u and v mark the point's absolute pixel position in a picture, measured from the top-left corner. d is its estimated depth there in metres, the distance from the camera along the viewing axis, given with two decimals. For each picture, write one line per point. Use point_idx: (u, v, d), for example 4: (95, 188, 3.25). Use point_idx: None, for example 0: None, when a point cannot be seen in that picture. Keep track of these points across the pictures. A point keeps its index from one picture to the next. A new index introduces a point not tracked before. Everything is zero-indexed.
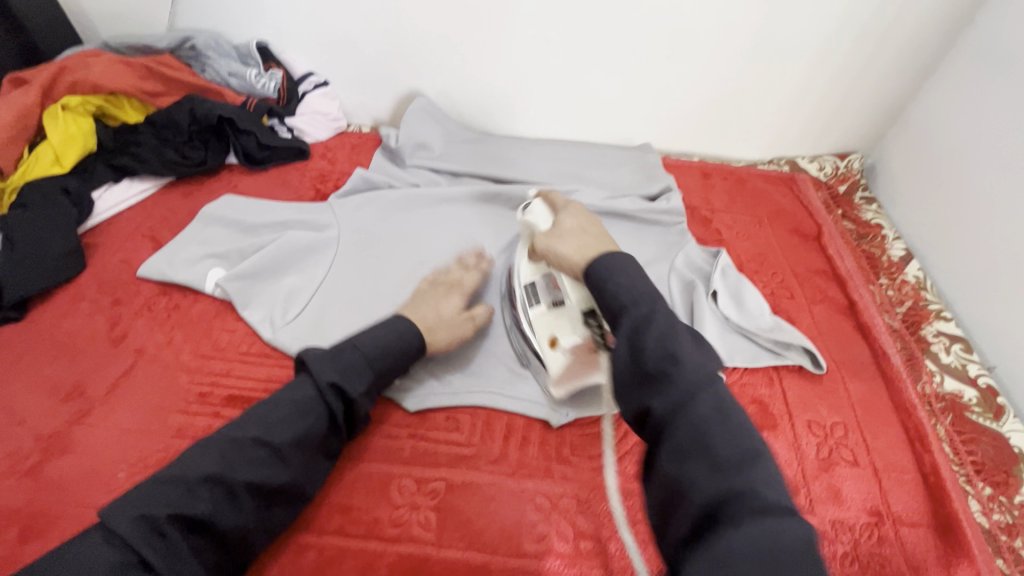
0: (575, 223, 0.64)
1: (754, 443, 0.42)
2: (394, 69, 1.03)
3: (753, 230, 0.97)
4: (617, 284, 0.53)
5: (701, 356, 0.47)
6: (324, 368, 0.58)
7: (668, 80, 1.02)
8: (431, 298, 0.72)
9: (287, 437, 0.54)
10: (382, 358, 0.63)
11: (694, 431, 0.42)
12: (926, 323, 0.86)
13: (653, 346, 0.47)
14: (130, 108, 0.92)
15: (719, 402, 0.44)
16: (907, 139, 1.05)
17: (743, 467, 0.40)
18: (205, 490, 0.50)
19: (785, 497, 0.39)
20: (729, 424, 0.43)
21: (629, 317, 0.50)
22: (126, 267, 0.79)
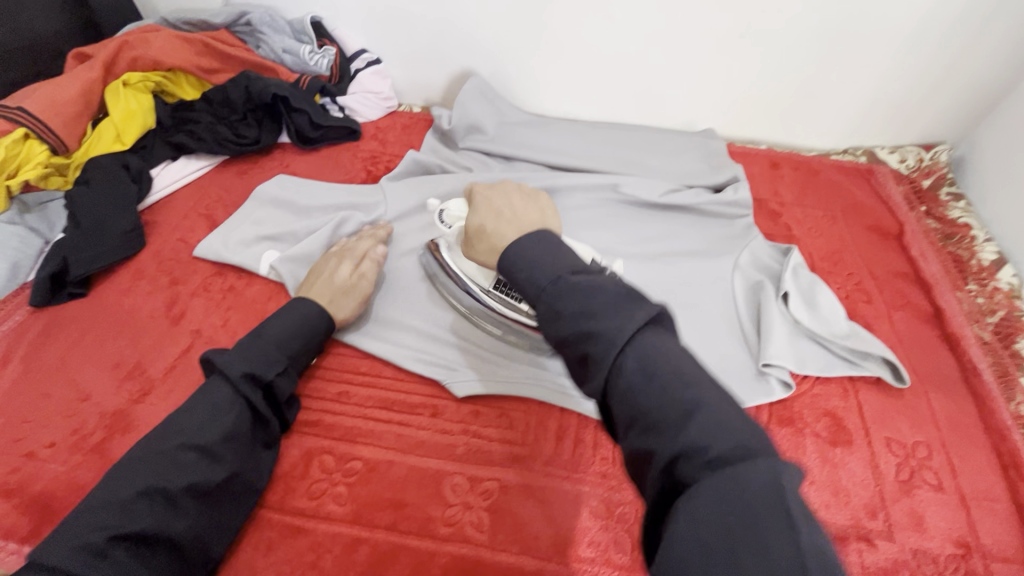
0: (475, 226, 0.60)
1: (692, 386, 0.36)
2: (448, 47, 0.99)
3: (825, 227, 0.90)
4: (524, 272, 0.45)
5: (622, 311, 0.39)
6: (232, 362, 0.58)
7: (740, 61, 0.95)
8: (326, 271, 0.71)
9: (215, 435, 0.54)
10: (291, 340, 0.63)
11: (635, 404, 0.36)
12: (1021, 336, 0.78)
13: (566, 318, 0.41)
14: (186, 84, 0.92)
15: (646, 355, 0.38)
16: (1006, 129, 0.94)
17: (685, 424, 0.34)
18: (143, 505, 0.49)
19: (739, 437, 0.33)
20: (660, 377, 0.36)
21: (541, 303, 0.43)
22: (183, 245, 0.80)
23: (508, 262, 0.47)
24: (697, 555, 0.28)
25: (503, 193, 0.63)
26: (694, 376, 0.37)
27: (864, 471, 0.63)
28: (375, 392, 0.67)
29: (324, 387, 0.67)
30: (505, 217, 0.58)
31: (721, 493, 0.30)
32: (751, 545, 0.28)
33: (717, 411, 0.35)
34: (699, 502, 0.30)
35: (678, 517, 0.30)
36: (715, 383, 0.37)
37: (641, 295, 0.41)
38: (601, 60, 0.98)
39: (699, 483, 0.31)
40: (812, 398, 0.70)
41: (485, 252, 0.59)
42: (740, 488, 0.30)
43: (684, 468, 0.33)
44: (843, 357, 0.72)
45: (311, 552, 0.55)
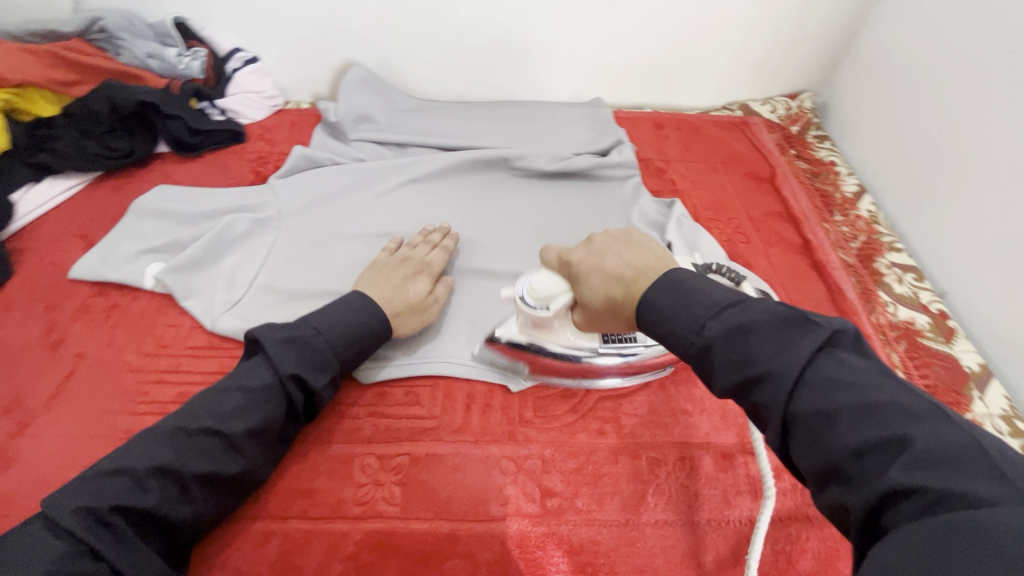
0: (600, 296, 0.54)
1: (885, 420, 0.35)
2: (326, 39, 0.97)
3: (707, 178, 0.96)
4: (670, 327, 0.47)
5: (784, 348, 0.41)
6: (284, 359, 0.57)
7: (614, 29, 0.99)
8: (394, 277, 0.70)
9: (239, 428, 0.54)
10: (348, 349, 0.62)
11: (818, 447, 0.37)
12: (879, 256, 0.87)
13: (723, 365, 0.43)
14: (42, 100, 0.86)
15: (823, 392, 0.38)
16: (857, 72, 1.04)
17: (886, 465, 0.34)
18: (154, 482, 0.50)
19: (960, 480, 0.31)
20: (840, 411, 0.37)
21: (695, 353, 0.46)
22: (57, 269, 0.75)
23: (648, 316, 0.49)
24: None
25: (607, 250, 0.56)
26: (889, 407, 0.36)
27: None
28: None
29: None
30: (629, 278, 0.52)
31: (929, 546, 0.29)
32: None
33: (930, 445, 0.33)
34: (896, 551, 0.30)
35: (876, 562, 0.31)
36: (933, 414, 0.35)
37: (807, 324, 0.42)
38: (482, 39, 0.99)
39: (902, 534, 0.31)
40: None
41: (622, 320, 0.54)
42: (955, 543, 0.29)
43: (891, 516, 0.33)
44: None
45: (219, 552, 0.55)
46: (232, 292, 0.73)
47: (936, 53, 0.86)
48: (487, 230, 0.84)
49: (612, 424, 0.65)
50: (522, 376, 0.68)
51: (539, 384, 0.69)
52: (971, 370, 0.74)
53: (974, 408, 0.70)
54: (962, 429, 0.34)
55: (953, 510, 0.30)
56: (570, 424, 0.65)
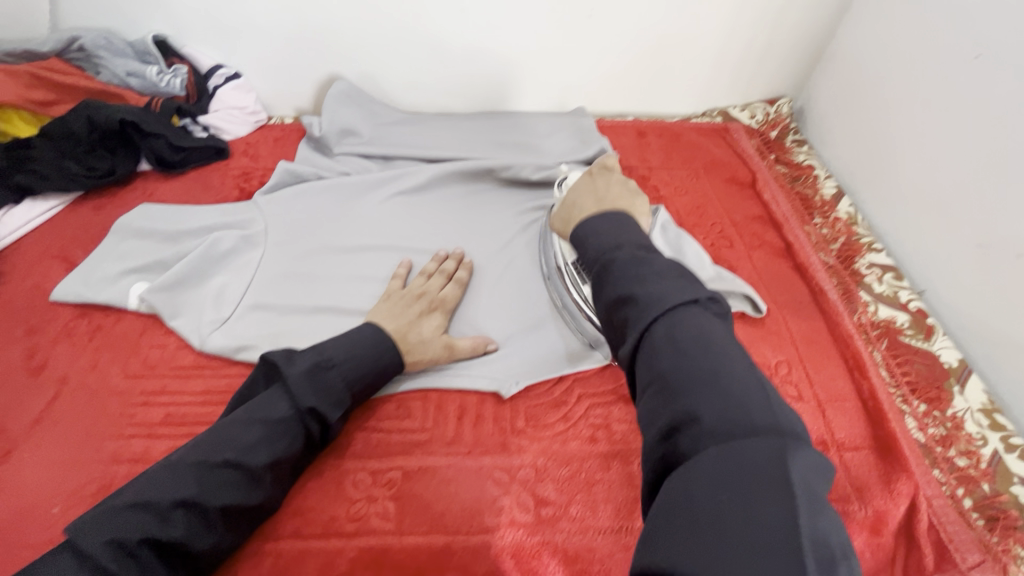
0: (570, 198, 0.73)
1: (713, 359, 0.43)
2: (309, 54, 0.98)
3: (689, 184, 0.98)
4: (596, 242, 0.58)
5: (663, 288, 0.48)
6: (303, 392, 0.57)
7: (595, 39, 1.01)
8: (410, 311, 0.69)
9: (261, 461, 0.54)
10: (362, 382, 0.62)
11: (658, 367, 0.44)
12: (859, 257, 0.89)
13: (619, 279, 0.51)
14: (21, 122, 0.85)
15: (679, 327, 0.45)
16: (832, 77, 1.06)
17: (702, 390, 0.41)
18: (178, 515, 0.49)
19: (750, 411, 0.39)
20: (690, 348, 0.43)
21: (602, 263, 0.55)
22: (38, 292, 0.74)
23: (584, 226, 0.61)
24: (689, 503, 0.35)
25: (606, 180, 0.74)
26: (720, 352, 0.43)
27: None
28: None
29: (212, 412, 0.65)
30: (591, 196, 0.70)
31: (723, 459, 0.36)
32: (741, 505, 0.34)
33: (735, 384, 0.41)
34: (700, 462, 0.37)
35: (683, 471, 0.37)
36: (743, 364, 0.43)
37: (692, 283, 0.48)
38: (464, 52, 1.00)
39: (701, 459, 0.37)
40: None
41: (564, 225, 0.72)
42: (737, 456, 0.36)
43: (687, 436, 0.39)
44: None
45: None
46: (218, 309, 0.72)
47: (908, 58, 0.89)
48: (474, 240, 0.84)
49: (603, 430, 0.66)
50: (512, 382, 0.68)
51: (530, 393, 0.69)
52: (950, 365, 0.76)
53: (955, 403, 0.72)
54: (759, 379, 0.42)
55: (739, 432, 0.37)
56: (562, 433, 0.65)
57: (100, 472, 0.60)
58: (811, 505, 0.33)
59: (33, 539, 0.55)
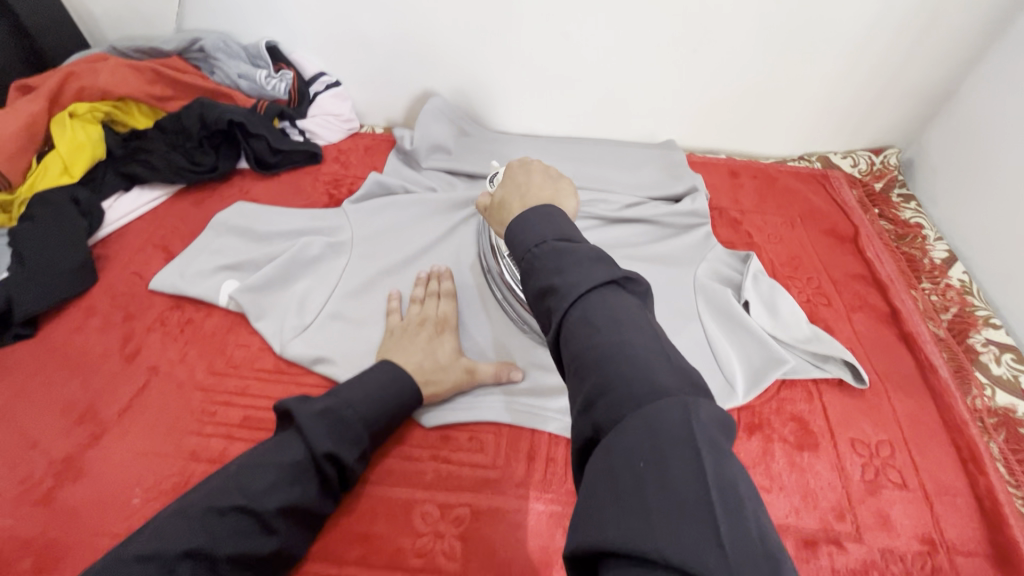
0: (500, 196, 0.57)
1: (625, 327, 0.37)
2: (407, 67, 0.99)
3: (785, 232, 0.92)
4: (526, 223, 0.46)
5: (584, 268, 0.40)
6: (319, 435, 0.55)
7: (694, 75, 0.97)
8: (419, 341, 0.68)
9: (275, 506, 0.51)
10: (377, 419, 0.59)
11: (573, 351, 0.37)
12: (973, 332, 0.81)
13: (540, 270, 0.42)
14: (139, 113, 0.90)
15: (597, 305, 0.38)
16: (951, 132, 0.98)
17: (608, 364, 0.35)
18: (184, 568, 0.46)
19: (659, 378, 0.34)
20: (599, 326, 0.37)
21: (525, 262, 0.44)
22: (138, 279, 0.77)
23: (511, 225, 0.47)
24: (612, 495, 0.30)
25: (531, 172, 0.59)
26: (629, 316, 0.38)
27: (831, 473, 0.64)
28: None
29: None
30: (528, 194, 0.55)
31: (644, 442, 0.31)
32: (660, 491, 0.29)
33: (641, 352, 0.36)
34: (616, 453, 0.31)
35: (601, 459, 0.32)
36: (645, 321, 0.38)
37: (607, 259, 0.41)
38: (557, 76, 0.99)
39: (618, 434, 0.32)
40: (779, 403, 0.70)
41: (496, 223, 0.58)
42: (653, 435, 0.31)
43: (599, 408, 0.34)
44: (807, 362, 0.74)
45: None
46: (297, 317, 0.73)
47: None
48: None
49: None
50: None
51: None
52: None
53: None
54: (661, 339, 0.37)
55: (649, 406, 0.32)
56: None
57: (179, 468, 0.61)
58: (724, 468, 0.30)
59: (111, 528, 0.56)
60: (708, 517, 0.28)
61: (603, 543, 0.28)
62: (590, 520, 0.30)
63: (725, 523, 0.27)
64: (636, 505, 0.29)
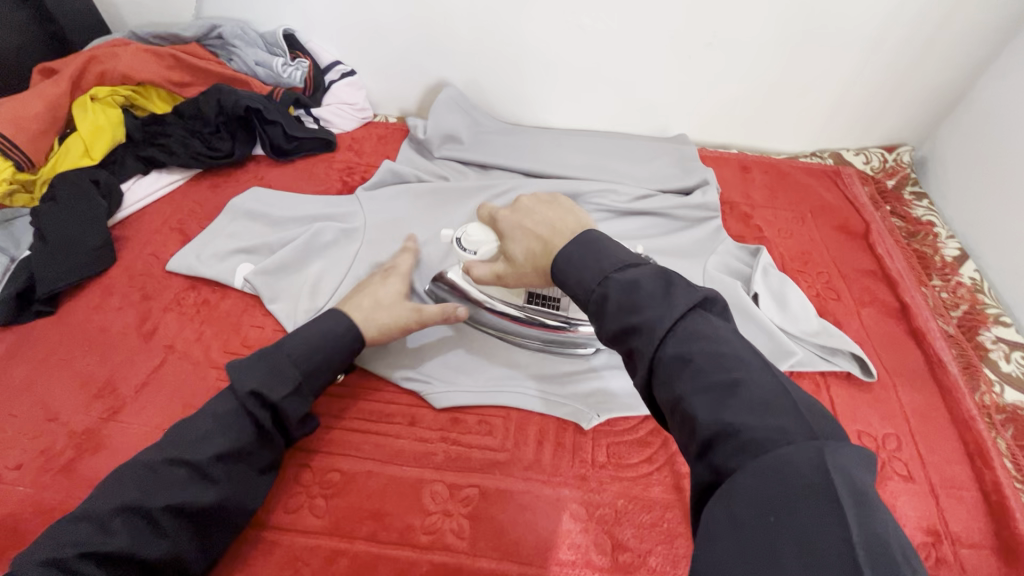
0: (523, 250, 0.62)
1: (729, 365, 0.40)
2: (421, 58, 1.00)
3: (795, 227, 0.93)
4: (572, 269, 0.52)
5: (667, 303, 0.44)
6: (243, 377, 0.57)
7: (707, 68, 0.98)
8: (368, 286, 0.69)
9: (208, 453, 0.53)
10: (309, 358, 0.60)
11: (673, 390, 0.41)
12: (983, 329, 0.81)
13: (614, 312, 0.47)
14: (157, 99, 0.91)
15: (685, 340, 0.42)
16: (964, 130, 0.98)
17: (719, 405, 0.38)
18: (120, 522, 0.49)
19: (777, 418, 0.36)
20: (703, 366, 0.40)
21: (595, 300, 0.49)
22: (155, 260, 0.79)
23: (564, 270, 0.53)
24: (738, 540, 0.32)
25: (530, 210, 0.64)
26: (734, 355, 0.41)
27: None
28: (358, 404, 0.67)
29: None
30: (546, 234, 0.60)
31: (769, 489, 0.33)
32: (795, 539, 0.31)
33: (754, 389, 0.38)
34: (739, 498, 0.33)
35: (722, 503, 0.34)
36: (747, 356, 0.41)
37: (686, 285, 0.45)
38: (570, 69, 0.99)
39: (742, 476, 0.34)
40: None
41: (536, 275, 0.61)
42: (781, 481, 0.33)
43: (721, 451, 0.37)
44: (815, 354, 0.74)
45: (287, 565, 0.55)
46: (308, 300, 0.74)
47: None
48: None
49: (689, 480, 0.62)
50: (593, 414, 0.66)
51: (613, 428, 0.66)
52: None
53: None
54: (776, 376, 0.40)
55: (773, 452, 0.34)
56: (646, 476, 0.62)
57: None
58: (866, 518, 0.31)
59: None
60: (853, 567, 0.29)
61: None
62: (715, 563, 0.32)
63: (874, 573, 0.28)
64: (768, 551, 0.31)
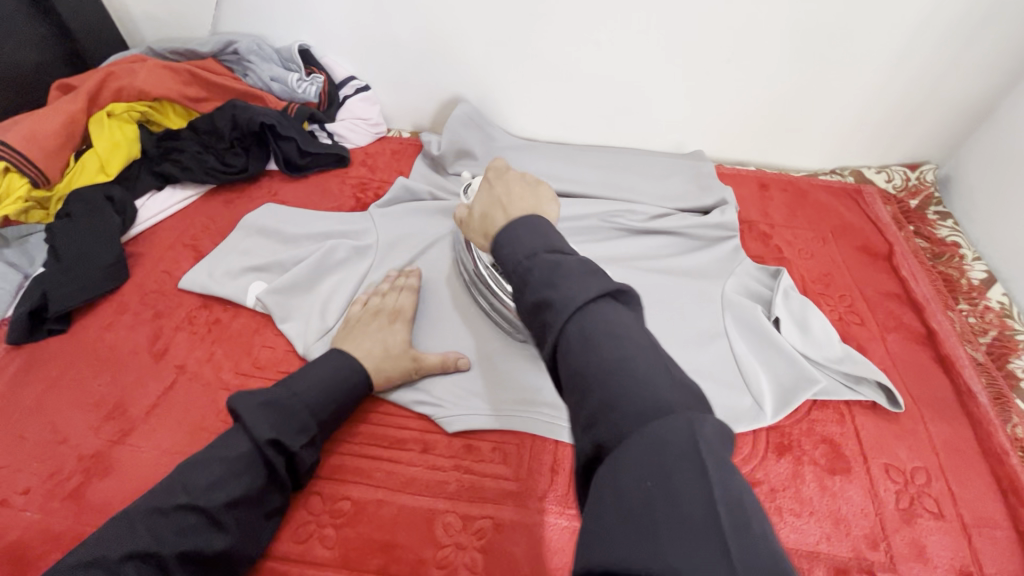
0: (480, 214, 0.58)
1: (627, 347, 0.38)
2: (436, 72, 0.99)
3: (816, 248, 0.90)
4: (510, 241, 0.48)
5: (581, 281, 0.41)
6: (259, 424, 0.55)
7: (726, 85, 0.96)
8: (374, 328, 0.68)
9: (219, 500, 0.51)
10: (324, 407, 0.59)
11: (572, 367, 0.39)
12: (1014, 356, 0.78)
13: (534, 283, 0.43)
14: (173, 114, 0.91)
15: (599, 323, 0.39)
16: (992, 149, 0.95)
17: (614, 382, 0.37)
18: (129, 570, 0.47)
19: (662, 397, 0.35)
20: (600, 344, 0.38)
21: (517, 275, 0.46)
22: (168, 277, 0.78)
23: (502, 237, 0.49)
24: (615, 513, 0.31)
25: (508, 182, 0.60)
26: (629, 336, 0.39)
27: (863, 499, 0.62)
28: (369, 429, 0.65)
29: None
30: (507, 206, 0.56)
31: (648, 461, 0.32)
32: (670, 511, 0.30)
33: (646, 370, 0.37)
34: (625, 473, 0.32)
35: (606, 477, 0.33)
36: (644, 339, 0.40)
37: (602, 271, 0.43)
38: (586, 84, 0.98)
39: (625, 451, 0.33)
40: (810, 424, 0.69)
41: (480, 238, 0.58)
42: (660, 453, 0.32)
43: (603, 428, 0.35)
44: (839, 383, 0.72)
45: None
46: (320, 321, 0.73)
47: None
48: None
49: None
50: None
51: None
52: None
53: None
54: (665, 358, 0.39)
55: (658, 426, 0.33)
56: None
57: None
58: (730, 490, 0.31)
59: None
60: (716, 537, 0.29)
61: (600, 559, 0.30)
62: (597, 541, 0.30)
63: (732, 539, 0.29)
64: (644, 525, 0.30)
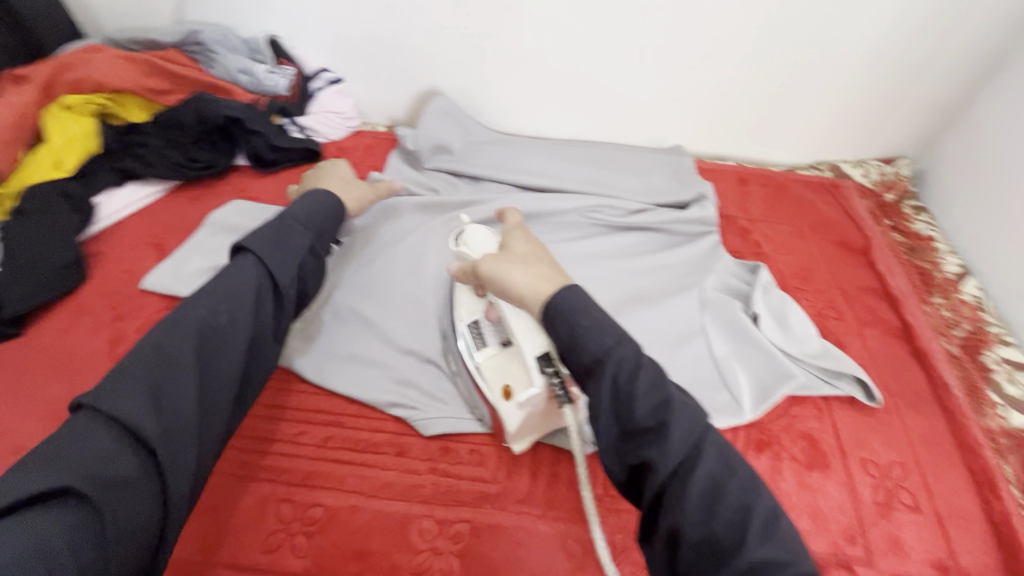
0: (529, 253, 0.56)
1: (755, 483, 0.40)
2: (410, 65, 0.97)
3: (794, 242, 0.91)
4: (590, 322, 0.45)
5: (695, 404, 0.43)
6: (256, 239, 0.58)
7: (704, 79, 0.95)
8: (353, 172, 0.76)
9: (239, 307, 0.54)
10: (323, 226, 0.66)
11: (706, 490, 0.39)
12: (987, 349, 0.79)
13: (652, 388, 0.42)
14: (134, 106, 0.87)
15: (722, 451, 0.41)
16: (965, 144, 0.96)
17: (757, 524, 0.38)
18: (181, 362, 0.48)
19: (798, 547, 0.38)
20: (736, 478, 0.40)
21: (623, 368, 0.43)
22: (130, 277, 0.75)
23: (580, 304, 0.47)
24: None
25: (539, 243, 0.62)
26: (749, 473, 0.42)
27: (841, 493, 0.62)
28: (341, 433, 0.63)
29: (281, 428, 0.64)
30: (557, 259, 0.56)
31: None
32: None
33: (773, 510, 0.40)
34: None
35: None
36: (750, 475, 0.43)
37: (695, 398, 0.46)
38: (564, 78, 0.97)
39: None
40: (789, 420, 0.68)
41: (524, 274, 0.52)
42: None
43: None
44: (817, 377, 0.72)
45: None
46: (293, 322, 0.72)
47: None
48: None
49: None
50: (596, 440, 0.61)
51: None
52: None
53: None
54: None
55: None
56: None
57: None
58: None
59: None
60: None
61: None
62: None
63: None
64: None
